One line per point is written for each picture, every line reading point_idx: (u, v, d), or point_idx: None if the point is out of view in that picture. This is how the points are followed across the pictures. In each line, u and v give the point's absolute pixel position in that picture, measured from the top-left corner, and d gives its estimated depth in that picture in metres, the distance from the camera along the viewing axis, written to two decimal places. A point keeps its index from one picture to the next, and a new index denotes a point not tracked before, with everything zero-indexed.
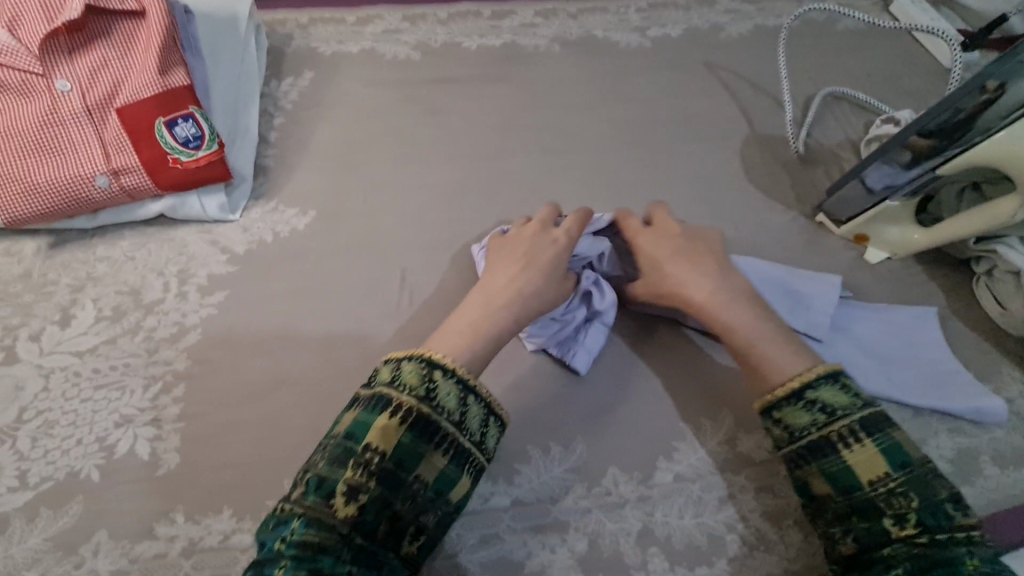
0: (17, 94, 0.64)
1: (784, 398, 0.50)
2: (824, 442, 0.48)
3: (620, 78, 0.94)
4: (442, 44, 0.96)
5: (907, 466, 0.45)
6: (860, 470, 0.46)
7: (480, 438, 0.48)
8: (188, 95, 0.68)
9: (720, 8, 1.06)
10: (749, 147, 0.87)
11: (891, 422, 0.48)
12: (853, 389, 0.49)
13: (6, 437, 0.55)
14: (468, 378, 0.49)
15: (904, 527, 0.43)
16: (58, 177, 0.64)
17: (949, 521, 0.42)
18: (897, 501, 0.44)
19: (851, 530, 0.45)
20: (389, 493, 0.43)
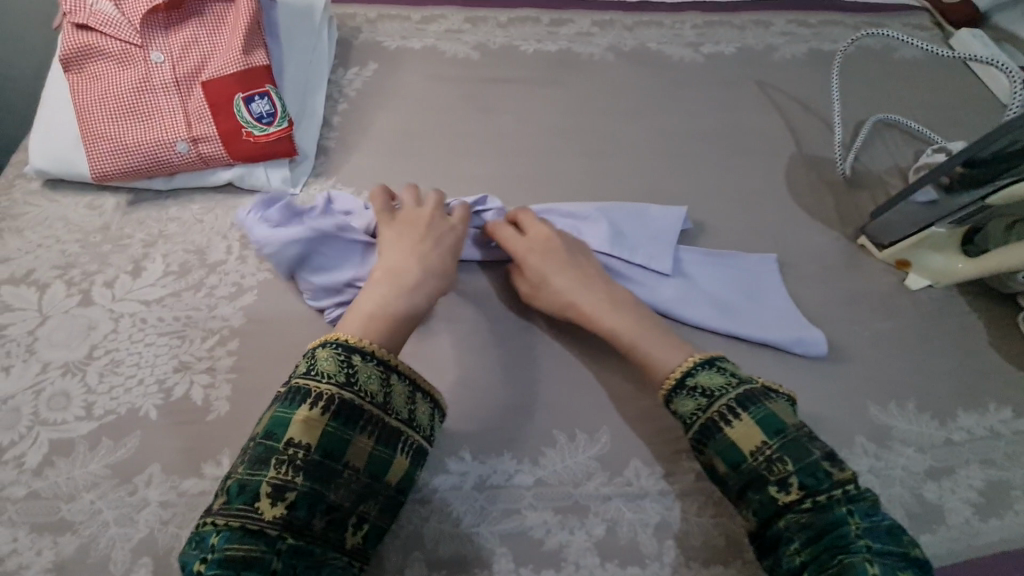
0: (116, 62, 0.71)
1: (673, 391, 0.55)
2: (709, 424, 0.52)
3: (670, 90, 0.96)
4: (500, 46, 1.00)
5: (780, 432, 0.49)
6: (742, 443, 0.50)
7: (409, 416, 0.52)
8: (266, 75, 0.73)
9: (775, 30, 1.07)
10: (795, 166, 0.87)
11: (767, 395, 0.52)
12: (727, 370, 0.54)
13: (76, 371, 0.59)
14: (388, 359, 0.52)
15: (788, 492, 0.47)
16: (144, 140, 0.69)
17: (828, 480, 0.47)
18: (777, 468, 0.48)
19: (749, 510, 0.49)
20: (319, 483, 0.47)
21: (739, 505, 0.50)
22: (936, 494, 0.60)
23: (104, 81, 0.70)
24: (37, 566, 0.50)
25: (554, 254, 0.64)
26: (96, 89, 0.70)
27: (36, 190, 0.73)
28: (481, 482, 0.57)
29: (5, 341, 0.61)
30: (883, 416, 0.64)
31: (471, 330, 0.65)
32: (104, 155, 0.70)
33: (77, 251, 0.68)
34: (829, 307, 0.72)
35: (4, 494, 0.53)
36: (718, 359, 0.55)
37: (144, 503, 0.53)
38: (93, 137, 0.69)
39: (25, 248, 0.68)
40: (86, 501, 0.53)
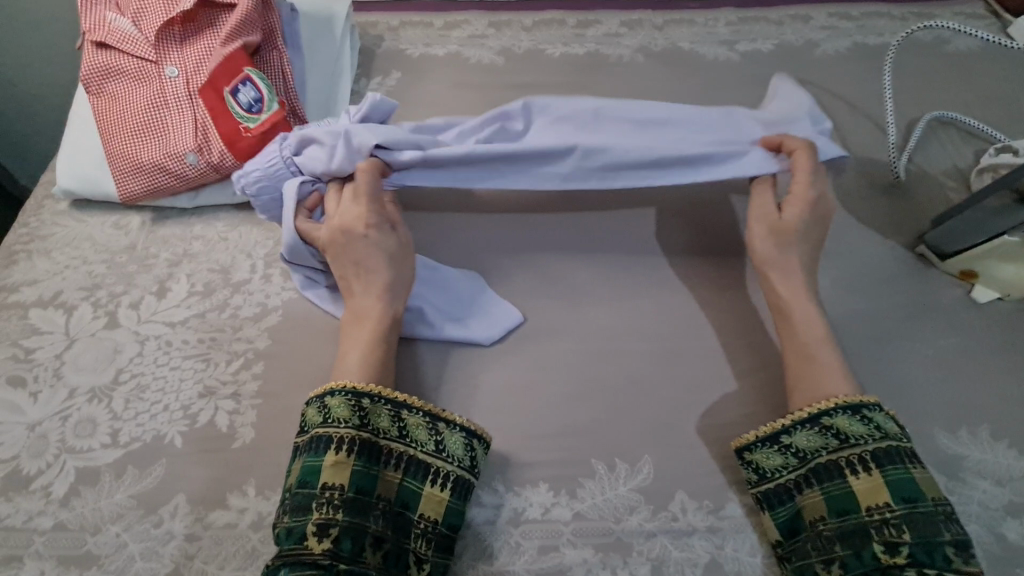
0: (132, 77, 0.69)
1: (795, 423, 0.52)
2: (830, 466, 0.50)
3: (705, 90, 0.92)
4: (525, 50, 0.97)
5: (911, 500, 0.47)
6: (860, 496, 0.48)
7: (436, 446, 0.52)
8: (269, 73, 0.69)
9: (815, 24, 1.02)
10: (841, 169, 0.82)
11: (912, 459, 0.49)
12: (871, 419, 0.50)
13: (102, 396, 0.58)
14: (395, 397, 0.52)
15: (893, 556, 0.46)
16: (159, 155, 0.68)
17: (947, 564, 0.44)
18: (888, 531, 0.46)
19: (835, 560, 0.47)
20: (361, 519, 0.48)
21: (814, 547, 0.48)
22: (1017, 533, 0.54)
23: (121, 97, 0.69)
24: None
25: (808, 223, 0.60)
26: (114, 106, 0.69)
27: (63, 209, 0.72)
28: (516, 516, 0.53)
29: (33, 365, 0.60)
30: (952, 444, 0.59)
31: (499, 352, 0.62)
32: (125, 175, 0.69)
33: (104, 272, 0.67)
34: (888, 323, 0.67)
35: (31, 525, 0.51)
36: (868, 405, 0.51)
37: (169, 536, 0.51)
38: (115, 156, 0.68)
39: (53, 270, 0.67)
40: (112, 533, 0.51)
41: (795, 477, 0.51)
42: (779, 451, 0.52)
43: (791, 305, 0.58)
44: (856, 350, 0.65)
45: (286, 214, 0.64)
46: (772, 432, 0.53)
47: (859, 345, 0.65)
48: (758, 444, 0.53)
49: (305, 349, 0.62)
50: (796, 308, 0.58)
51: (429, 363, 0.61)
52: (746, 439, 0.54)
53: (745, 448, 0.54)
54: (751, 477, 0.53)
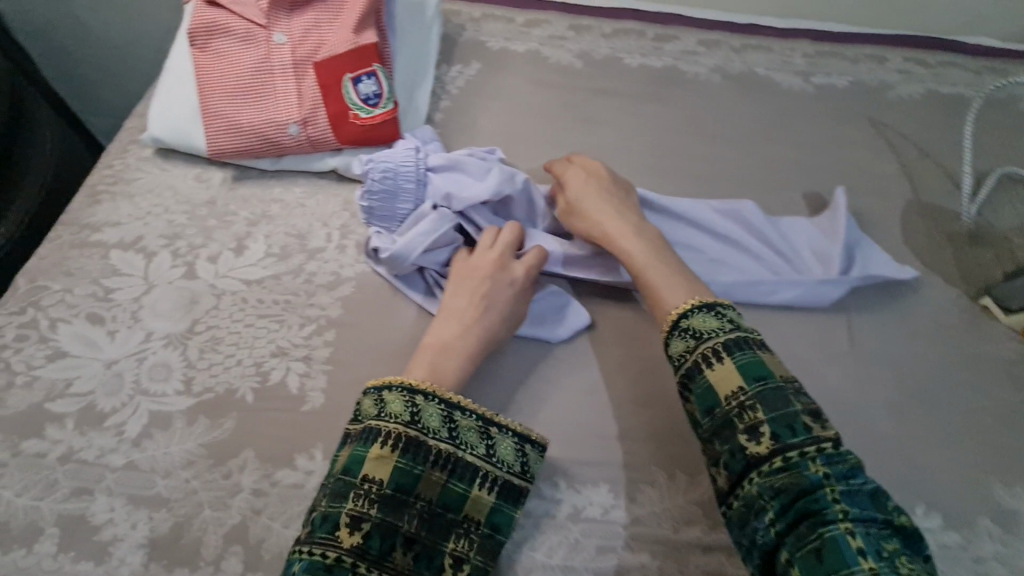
0: (239, 39, 0.70)
1: (669, 334, 0.55)
2: (691, 366, 0.52)
3: (779, 118, 0.93)
4: (604, 57, 0.98)
5: (762, 379, 0.49)
6: (718, 386, 0.50)
7: (487, 450, 0.51)
8: (375, 54, 0.70)
9: (891, 66, 1.02)
10: (910, 212, 0.83)
11: (761, 346, 0.52)
12: (722, 314, 0.54)
13: (178, 344, 0.59)
14: (451, 398, 0.52)
15: (757, 442, 0.47)
16: (259, 121, 0.69)
17: (806, 434, 0.46)
18: (746, 412, 0.48)
19: (720, 460, 0.49)
20: (395, 518, 0.47)
21: (708, 451, 0.50)
22: None
23: (227, 57, 0.70)
24: (131, 541, 0.49)
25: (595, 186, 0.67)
26: (218, 65, 0.70)
27: (148, 156, 0.73)
28: (575, 513, 0.54)
29: (112, 305, 0.61)
30: (1006, 497, 0.60)
31: (567, 351, 0.63)
32: (220, 133, 0.70)
33: (184, 223, 0.68)
34: (948, 371, 0.67)
35: (103, 461, 0.52)
36: (718, 305, 0.55)
37: (237, 488, 0.52)
38: (210, 113, 0.69)
39: (135, 214, 0.68)
40: (182, 478, 0.52)
41: (677, 384, 0.53)
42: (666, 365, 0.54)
43: (614, 241, 0.63)
44: (916, 394, 0.66)
45: (370, 201, 0.65)
46: (673, 324, 0.55)
47: (918, 388, 0.66)
48: (671, 339, 0.55)
49: (377, 323, 0.63)
50: (622, 244, 0.63)
51: (498, 353, 0.62)
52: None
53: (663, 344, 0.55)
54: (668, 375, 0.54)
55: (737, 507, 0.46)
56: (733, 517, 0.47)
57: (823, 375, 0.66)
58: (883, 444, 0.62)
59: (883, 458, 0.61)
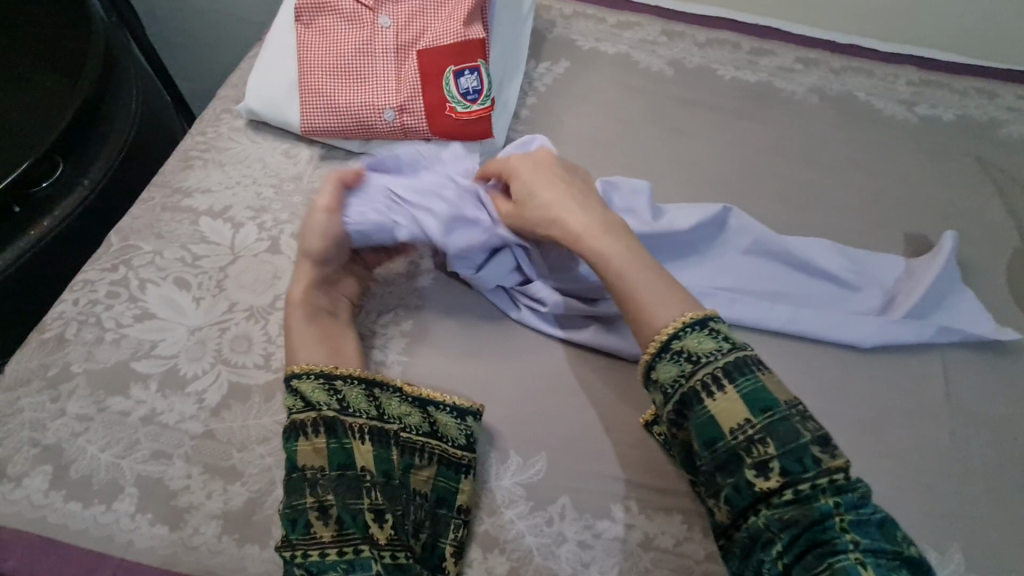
0: (346, 20, 0.70)
1: (655, 355, 0.48)
2: (688, 395, 0.46)
3: (876, 147, 0.88)
4: (695, 66, 0.95)
5: (769, 410, 0.44)
6: (721, 420, 0.44)
7: (339, 402, 0.51)
8: (481, 49, 0.69)
9: (1002, 102, 0.96)
10: (1016, 262, 0.77)
11: (761, 364, 0.46)
12: (718, 332, 0.47)
13: (260, 317, 0.59)
14: (296, 370, 0.52)
15: (767, 478, 0.42)
16: (355, 102, 0.69)
17: (816, 467, 0.42)
18: (757, 449, 0.43)
19: (720, 492, 0.44)
20: (295, 498, 0.47)
21: (707, 483, 0.45)
22: None
23: (332, 37, 0.70)
24: (205, 511, 0.49)
25: (540, 172, 0.59)
26: (322, 43, 0.70)
27: (240, 127, 0.74)
28: (647, 540, 0.52)
29: (198, 272, 0.62)
30: None
31: None
32: (316, 111, 0.70)
33: (271, 197, 0.68)
34: None
35: (182, 427, 0.52)
36: (711, 317, 0.48)
37: None
38: (309, 90, 0.70)
39: (226, 183, 0.69)
40: (257, 454, 0.52)
41: (669, 415, 0.47)
42: (651, 390, 0.48)
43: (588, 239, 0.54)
44: (1014, 456, 0.61)
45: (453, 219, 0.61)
46: (662, 341, 0.47)
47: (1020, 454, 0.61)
48: (656, 357, 0.48)
49: (452, 318, 0.62)
50: (589, 242, 0.54)
51: (576, 364, 0.60)
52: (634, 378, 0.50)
53: (647, 367, 0.48)
54: (657, 397, 0.48)
55: (739, 542, 0.43)
56: (734, 550, 0.43)
57: (915, 426, 0.62)
58: (977, 509, 0.58)
59: (977, 524, 0.57)
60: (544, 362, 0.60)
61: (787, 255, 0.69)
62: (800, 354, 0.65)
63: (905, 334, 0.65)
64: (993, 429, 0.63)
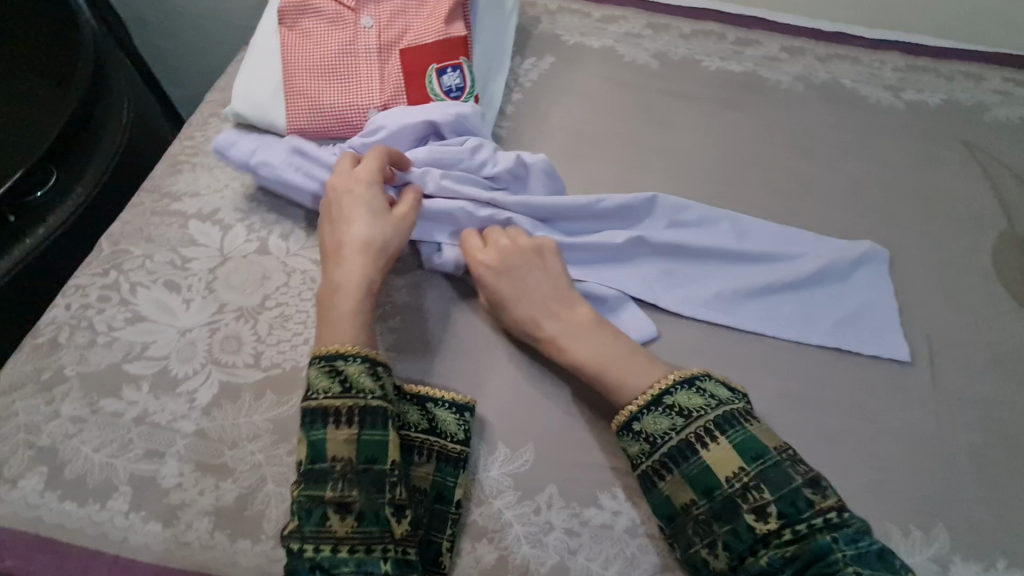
0: (328, 21, 0.71)
1: (644, 407, 0.51)
2: (681, 447, 0.49)
3: (862, 134, 0.88)
4: (681, 58, 0.95)
5: (761, 457, 0.47)
6: (716, 469, 0.47)
7: (382, 390, 0.51)
8: (463, 47, 0.70)
9: (989, 86, 0.96)
10: (1003, 244, 0.77)
11: (748, 416, 0.50)
12: (705, 389, 0.51)
13: (249, 318, 0.60)
14: (332, 354, 0.51)
15: (765, 521, 0.45)
16: (339, 102, 0.69)
17: (810, 508, 0.45)
18: (752, 494, 0.46)
19: (715, 541, 0.46)
20: (317, 488, 0.47)
21: (702, 533, 0.47)
22: None
23: (315, 38, 0.71)
24: (198, 507, 0.50)
25: (522, 268, 0.60)
26: (305, 45, 0.71)
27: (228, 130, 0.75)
28: (633, 527, 0.52)
29: (188, 274, 0.63)
30: None
31: None
32: (300, 111, 0.70)
33: (259, 198, 0.69)
34: None
35: (174, 426, 0.53)
36: (698, 376, 0.52)
37: None
38: (293, 91, 0.70)
39: (214, 186, 0.69)
40: (248, 451, 0.52)
41: (654, 464, 0.50)
42: (634, 440, 0.51)
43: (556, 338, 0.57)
44: (1000, 437, 0.61)
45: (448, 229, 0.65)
46: (653, 397, 0.51)
47: (1005, 435, 0.62)
48: (645, 411, 0.51)
49: (438, 315, 0.63)
50: (557, 343, 0.57)
51: None
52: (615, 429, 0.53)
53: (634, 419, 0.51)
54: (645, 449, 0.50)
55: None
56: None
57: (901, 409, 0.62)
58: (962, 489, 0.58)
59: (962, 504, 0.57)
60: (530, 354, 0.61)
61: (755, 253, 0.69)
62: (788, 340, 0.66)
63: (885, 318, 0.67)
64: (980, 410, 0.63)
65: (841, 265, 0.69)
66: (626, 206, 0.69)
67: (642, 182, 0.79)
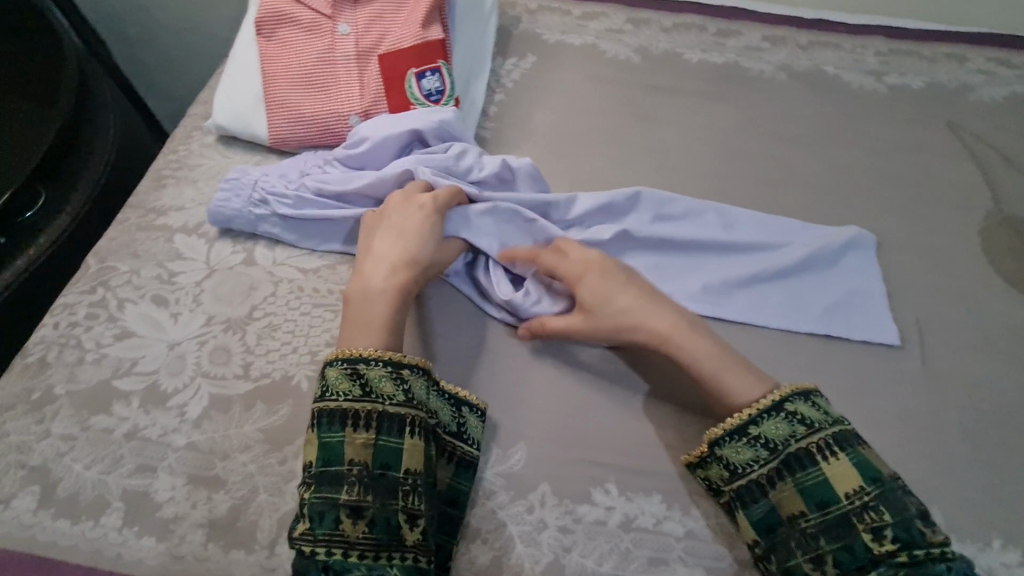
0: (305, 30, 0.71)
1: (762, 412, 0.52)
2: (801, 456, 0.50)
3: (846, 120, 0.88)
4: (662, 52, 0.95)
5: (878, 481, 0.48)
6: (835, 483, 0.49)
7: (404, 395, 0.51)
8: (441, 50, 0.70)
9: (972, 66, 0.96)
10: (990, 223, 0.77)
11: (862, 440, 0.51)
12: (821, 404, 0.52)
13: (237, 329, 0.60)
14: (354, 357, 0.51)
15: (879, 543, 0.46)
16: (320, 111, 0.69)
17: (923, 538, 0.46)
18: (869, 515, 0.47)
19: (826, 556, 0.47)
20: (332, 491, 0.47)
21: (808, 544, 0.48)
22: None
23: (293, 47, 0.71)
24: (191, 520, 0.50)
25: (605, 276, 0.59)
26: (284, 55, 0.71)
27: (211, 143, 0.75)
28: (627, 522, 0.52)
29: (175, 288, 0.63)
30: None
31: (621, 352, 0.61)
32: (284, 122, 0.71)
33: None
34: None
35: (166, 440, 0.53)
36: (813, 392, 0.53)
37: (291, 474, 0.52)
38: (274, 102, 0.71)
39: (199, 200, 0.70)
40: (239, 461, 0.53)
41: (769, 471, 0.51)
42: (749, 445, 0.51)
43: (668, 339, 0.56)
44: (993, 418, 0.61)
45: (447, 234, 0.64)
46: (775, 402, 0.52)
47: (998, 416, 0.62)
48: (761, 417, 0.52)
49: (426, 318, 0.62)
50: (679, 341, 0.56)
51: (553, 353, 0.61)
52: (712, 435, 0.53)
53: (750, 423, 0.52)
54: (761, 454, 0.51)
55: None
56: None
57: (892, 394, 0.62)
58: (957, 471, 0.58)
59: (957, 487, 0.57)
60: (520, 354, 0.61)
61: (743, 243, 0.69)
62: (778, 329, 0.66)
63: (873, 302, 0.67)
64: (971, 391, 0.63)
65: (829, 252, 0.69)
66: (609, 203, 0.69)
67: (626, 177, 0.79)
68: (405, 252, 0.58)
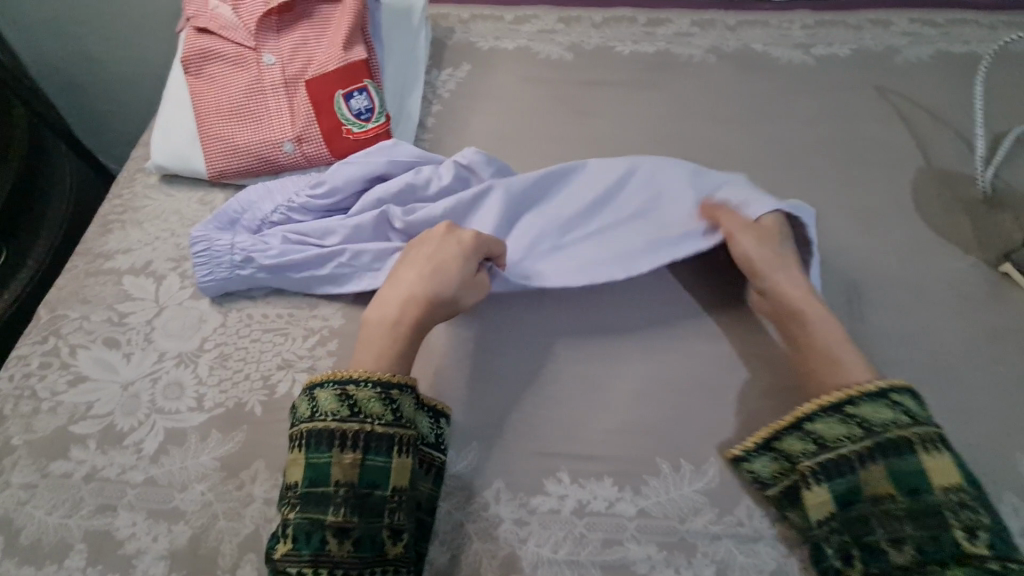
0: (232, 64, 0.73)
1: (864, 396, 0.51)
2: (901, 444, 0.49)
3: (776, 95, 0.91)
4: (594, 47, 0.97)
5: (974, 485, 0.47)
6: (934, 476, 0.47)
7: (394, 415, 0.51)
8: (366, 70, 0.72)
9: (897, 29, 0.98)
10: (921, 181, 0.80)
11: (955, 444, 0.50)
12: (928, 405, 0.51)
13: (189, 363, 0.61)
14: (354, 380, 0.52)
15: (972, 542, 0.45)
16: (254, 140, 0.71)
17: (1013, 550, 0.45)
18: (966, 515, 0.46)
19: (906, 539, 0.46)
20: (318, 511, 0.48)
21: (889, 526, 0.47)
22: None
23: (221, 82, 0.73)
24: (153, 553, 0.51)
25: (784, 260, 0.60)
26: (214, 91, 0.73)
27: (154, 183, 0.76)
28: (580, 508, 0.54)
29: (126, 329, 0.64)
30: None
31: (567, 344, 0.63)
32: (220, 155, 0.72)
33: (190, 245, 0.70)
34: (966, 344, 0.65)
35: (124, 478, 0.55)
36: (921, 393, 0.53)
37: (248, 498, 0.53)
38: (209, 137, 0.72)
39: (144, 240, 0.71)
40: (197, 491, 0.54)
41: (860, 449, 0.50)
42: (844, 422, 0.51)
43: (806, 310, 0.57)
44: (932, 369, 0.63)
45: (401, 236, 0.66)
46: (879, 390, 0.51)
47: (935, 366, 0.63)
48: (862, 400, 0.51)
49: None
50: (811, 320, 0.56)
51: (500, 353, 0.62)
52: (807, 410, 0.53)
53: (850, 402, 0.52)
54: (857, 432, 0.50)
55: None
56: None
57: None
58: None
59: None
60: (469, 356, 0.62)
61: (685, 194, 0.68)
62: None
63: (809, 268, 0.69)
64: (909, 345, 0.65)
65: None
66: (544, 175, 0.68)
67: None
68: (434, 287, 0.56)
